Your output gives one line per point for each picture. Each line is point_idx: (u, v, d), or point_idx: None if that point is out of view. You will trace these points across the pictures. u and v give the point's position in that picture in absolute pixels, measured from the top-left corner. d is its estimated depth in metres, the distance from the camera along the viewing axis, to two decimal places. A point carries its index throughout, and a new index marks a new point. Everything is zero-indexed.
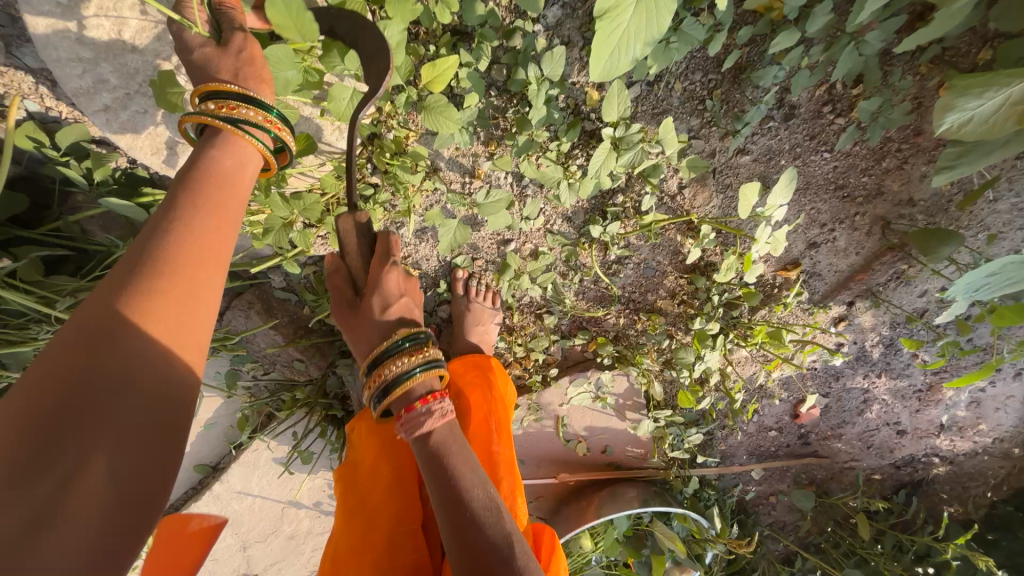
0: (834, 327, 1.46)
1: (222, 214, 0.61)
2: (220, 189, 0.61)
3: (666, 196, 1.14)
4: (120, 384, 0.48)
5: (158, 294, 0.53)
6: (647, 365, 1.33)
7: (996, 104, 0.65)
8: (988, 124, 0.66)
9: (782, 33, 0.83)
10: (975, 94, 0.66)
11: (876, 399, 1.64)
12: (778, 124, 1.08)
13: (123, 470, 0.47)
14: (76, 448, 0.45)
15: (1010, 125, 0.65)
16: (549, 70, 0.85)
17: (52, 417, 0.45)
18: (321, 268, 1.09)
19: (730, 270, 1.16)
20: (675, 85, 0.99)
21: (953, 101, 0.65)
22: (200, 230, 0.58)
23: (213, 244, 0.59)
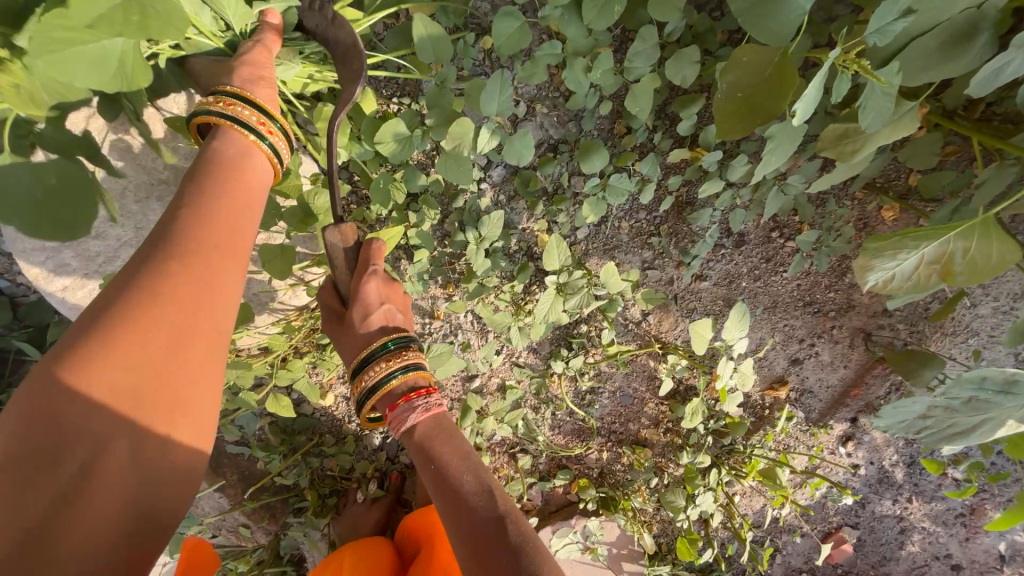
0: (843, 448, 1.33)
1: (231, 206, 0.60)
2: (226, 193, 0.60)
3: (631, 324, 1.12)
4: (146, 412, 0.53)
5: (159, 321, 0.53)
6: (639, 507, 1.19)
7: (914, 262, 0.63)
8: (915, 282, 0.63)
9: (707, 182, 0.89)
10: (888, 253, 0.63)
11: (915, 528, 1.43)
12: (730, 250, 1.11)
13: (140, 452, 0.53)
14: (113, 441, 0.51)
15: (936, 281, 0.63)
16: (486, 231, 0.88)
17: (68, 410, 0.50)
18: (279, 419, 1.06)
19: (696, 414, 1.10)
20: (622, 223, 1.04)
21: (872, 262, 0.62)
22: (211, 210, 0.59)
23: (228, 226, 0.60)
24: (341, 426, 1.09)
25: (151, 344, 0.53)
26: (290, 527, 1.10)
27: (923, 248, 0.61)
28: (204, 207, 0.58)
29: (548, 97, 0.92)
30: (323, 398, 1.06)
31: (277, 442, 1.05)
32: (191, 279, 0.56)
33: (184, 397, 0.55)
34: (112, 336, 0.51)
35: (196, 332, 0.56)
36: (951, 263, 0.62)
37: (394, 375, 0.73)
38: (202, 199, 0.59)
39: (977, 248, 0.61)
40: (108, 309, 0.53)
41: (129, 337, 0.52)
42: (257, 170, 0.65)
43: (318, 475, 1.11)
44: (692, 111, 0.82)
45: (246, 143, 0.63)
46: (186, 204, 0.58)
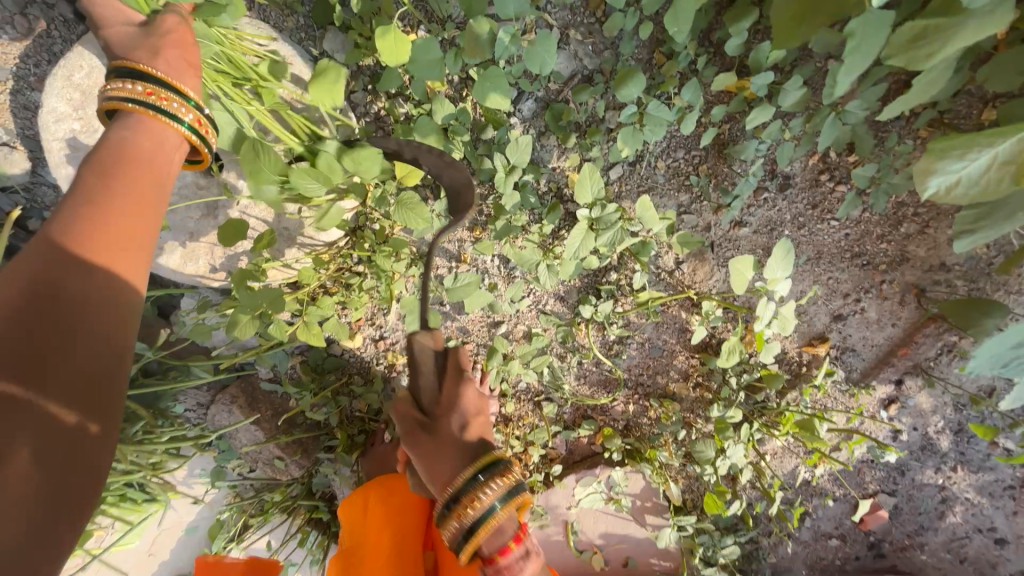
0: (885, 411, 1.27)
1: (139, 198, 0.63)
2: (136, 171, 0.63)
3: (664, 272, 1.08)
4: (77, 419, 0.54)
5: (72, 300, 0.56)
6: (664, 460, 1.17)
7: (985, 163, 0.57)
8: (982, 185, 0.57)
9: (755, 109, 0.82)
10: (956, 153, 0.57)
11: (958, 499, 1.37)
12: (774, 194, 1.04)
13: (47, 459, 0.51)
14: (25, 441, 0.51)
15: (1007, 184, 0.56)
16: (515, 158, 0.85)
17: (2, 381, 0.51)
18: (308, 358, 1.08)
19: (733, 353, 1.05)
20: (658, 163, 0.98)
21: (932, 164, 0.58)
22: (108, 203, 0.61)
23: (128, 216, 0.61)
24: (369, 367, 1.11)
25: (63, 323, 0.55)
26: (321, 463, 1.14)
27: (998, 146, 0.55)
28: (114, 193, 0.61)
29: (583, 22, 0.87)
30: (352, 338, 1.08)
31: (306, 380, 1.07)
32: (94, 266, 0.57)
33: (94, 371, 0.56)
34: (48, 292, 0.55)
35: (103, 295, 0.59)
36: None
37: (498, 505, 0.75)
38: (102, 192, 0.60)
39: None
40: (38, 286, 0.55)
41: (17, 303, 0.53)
42: (171, 155, 0.67)
43: (347, 415, 1.14)
44: (742, 27, 0.75)
45: (146, 119, 0.65)
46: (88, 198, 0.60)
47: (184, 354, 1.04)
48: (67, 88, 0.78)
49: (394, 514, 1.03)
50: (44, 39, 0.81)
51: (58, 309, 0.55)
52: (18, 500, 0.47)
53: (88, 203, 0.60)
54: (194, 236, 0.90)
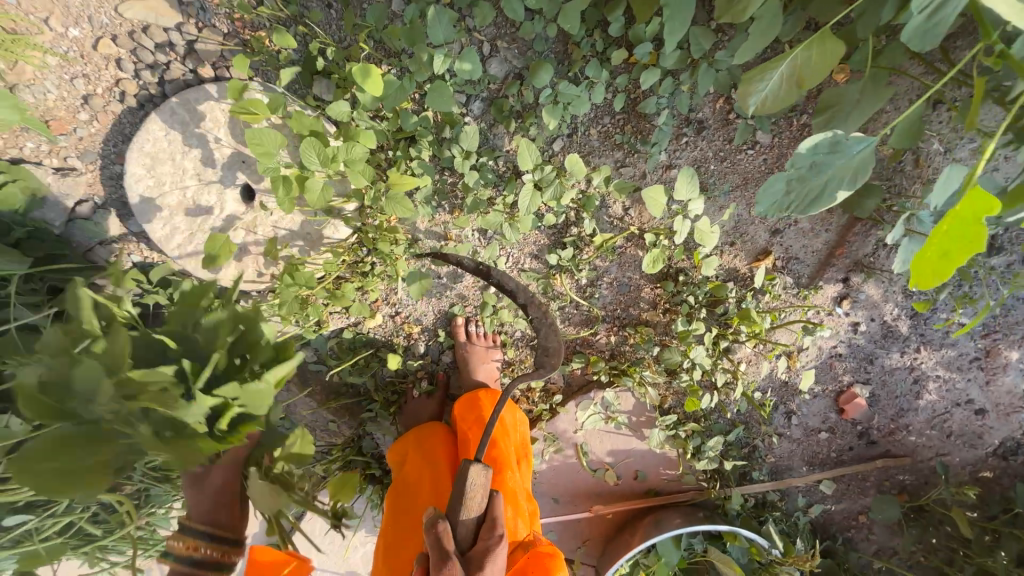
0: (840, 307, 1.44)
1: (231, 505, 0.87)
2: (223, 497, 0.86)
3: (615, 219, 1.30)
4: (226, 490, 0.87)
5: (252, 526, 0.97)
6: (648, 377, 1.38)
7: (779, 80, 0.84)
8: (781, 95, 0.84)
9: (647, 73, 1.04)
10: (760, 78, 0.84)
11: (929, 377, 1.52)
12: (693, 137, 1.25)
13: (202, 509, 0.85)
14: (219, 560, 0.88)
15: (797, 87, 0.82)
16: (467, 145, 1.10)
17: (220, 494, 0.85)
18: (342, 338, 1.33)
19: (657, 261, 1.23)
20: (590, 130, 1.21)
21: (748, 86, 0.85)
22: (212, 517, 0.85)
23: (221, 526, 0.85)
24: (391, 338, 1.37)
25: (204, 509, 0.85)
26: (367, 423, 1.40)
27: (779, 67, 0.82)
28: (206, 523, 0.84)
29: (506, 33, 1.11)
30: (374, 317, 1.33)
31: (344, 355, 1.34)
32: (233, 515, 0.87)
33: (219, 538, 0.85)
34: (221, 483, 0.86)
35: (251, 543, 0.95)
36: (802, 73, 0.81)
37: None
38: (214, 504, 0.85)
39: (816, 54, 0.80)
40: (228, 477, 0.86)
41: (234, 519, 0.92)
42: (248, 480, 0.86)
43: (380, 381, 1.40)
44: (620, 12, 0.97)
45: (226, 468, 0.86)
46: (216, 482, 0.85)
47: None
48: (140, 157, 1.07)
49: (426, 455, 1.25)
50: (117, 125, 1.09)
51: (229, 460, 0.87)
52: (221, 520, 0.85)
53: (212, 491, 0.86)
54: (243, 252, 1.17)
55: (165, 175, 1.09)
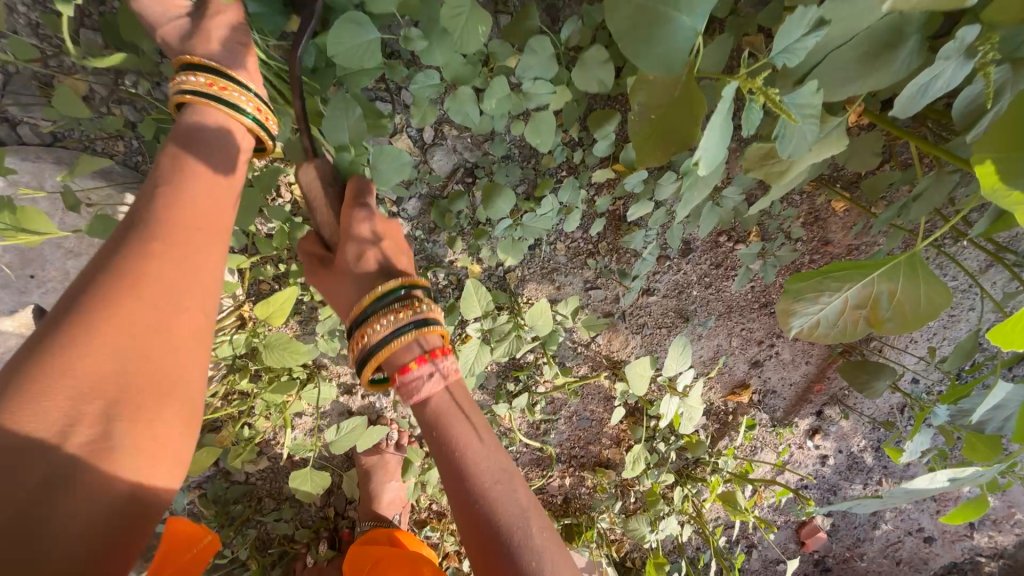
0: (811, 441, 1.31)
1: (162, 353, 0.50)
2: (194, 265, 0.54)
3: (580, 346, 1.06)
4: (152, 397, 0.48)
5: (176, 236, 0.53)
6: (605, 527, 1.16)
7: (837, 307, 0.52)
8: (838, 327, 0.53)
9: (635, 204, 0.80)
10: (810, 295, 0.52)
11: (887, 508, 1.43)
12: (677, 260, 1.03)
13: (128, 462, 0.46)
14: (85, 410, 0.45)
15: (865, 328, 0.52)
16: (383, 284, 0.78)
17: (119, 339, 0.48)
18: (208, 491, 0.97)
19: (638, 461, 1.03)
20: (556, 245, 0.96)
21: (787, 307, 0.52)
22: (118, 365, 0.47)
23: (172, 373, 0.50)
24: (280, 487, 1.02)
25: (178, 285, 0.52)
26: None
27: (846, 292, 0.50)
28: (141, 312, 0.49)
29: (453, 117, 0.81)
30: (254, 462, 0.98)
31: (207, 514, 0.98)
32: (156, 351, 0.49)
33: (74, 469, 0.43)
34: (140, 253, 0.51)
35: (196, 278, 0.54)
36: (877, 308, 0.51)
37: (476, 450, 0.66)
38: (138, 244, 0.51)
39: (906, 291, 0.50)
40: (127, 266, 0.50)
41: (178, 180, 0.55)
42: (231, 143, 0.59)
43: (261, 543, 1.04)
44: (607, 130, 0.73)
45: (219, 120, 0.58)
46: (155, 221, 0.53)
47: None
48: None
49: None
50: None
51: (138, 268, 0.50)
52: (87, 463, 0.44)
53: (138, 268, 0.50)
54: None
55: None
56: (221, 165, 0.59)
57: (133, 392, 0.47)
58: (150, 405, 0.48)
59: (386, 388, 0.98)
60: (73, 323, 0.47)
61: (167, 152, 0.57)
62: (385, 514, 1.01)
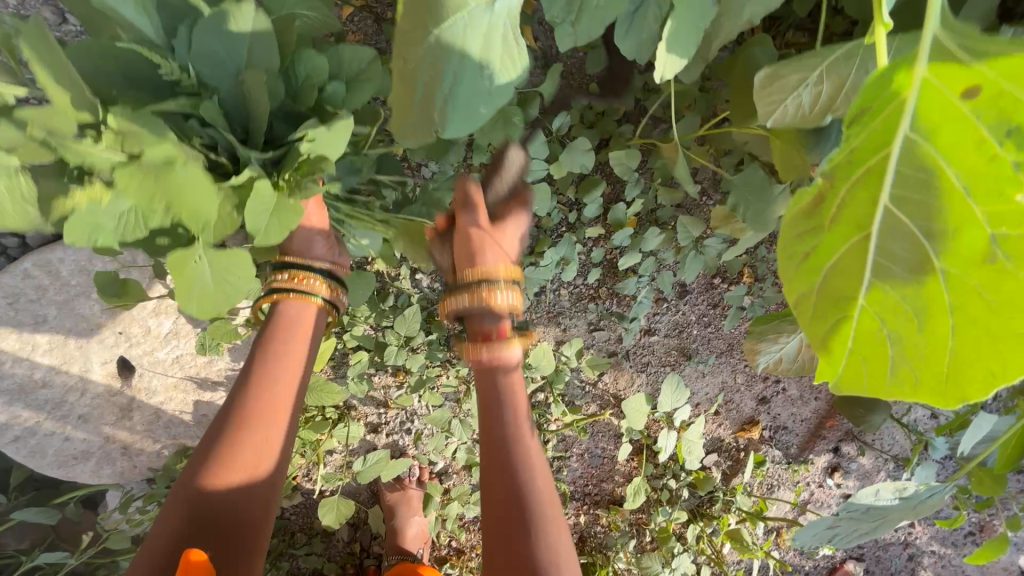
0: (831, 479, 1.29)
1: (265, 479, 0.70)
2: (280, 406, 0.72)
3: (588, 384, 1.13)
4: (241, 520, 0.67)
5: (265, 413, 0.71)
6: (620, 567, 1.18)
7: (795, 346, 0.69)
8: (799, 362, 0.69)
9: (625, 254, 0.91)
10: (772, 334, 0.68)
11: (924, 553, 1.37)
12: (674, 301, 1.11)
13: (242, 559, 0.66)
14: (203, 546, 0.64)
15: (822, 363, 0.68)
16: (404, 331, 0.90)
17: (226, 475, 0.67)
18: None
19: (638, 495, 1.12)
20: (561, 291, 1.06)
21: (755, 343, 0.68)
22: (238, 485, 0.67)
23: (264, 493, 0.69)
24: (312, 522, 1.10)
25: (269, 428, 0.71)
26: None
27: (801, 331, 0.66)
28: (248, 441, 0.69)
29: None
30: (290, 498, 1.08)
31: None
32: (253, 473, 0.69)
33: (220, 558, 0.64)
34: (243, 412, 0.70)
35: (285, 416, 0.73)
36: None
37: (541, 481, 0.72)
38: (248, 398, 0.71)
39: None
40: (238, 422, 0.70)
41: (279, 343, 0.74)
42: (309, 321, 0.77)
43: None
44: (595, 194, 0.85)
45: (297, 299, 0.75)
46: (259, 373, 0.73)
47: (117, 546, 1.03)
48: None
49: None
50: None
51: (242, 422, 0.70)
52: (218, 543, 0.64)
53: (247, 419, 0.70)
54: (113, 435, 0.93)
55: (14, 351, 0.86)
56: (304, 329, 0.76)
57: (248, 509, 0.68)
58: (250, 527, 0.67)
59: (408, 427, 1.06)
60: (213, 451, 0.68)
61: (262, 333, 0.75)
62: (409, 548, 1.07)
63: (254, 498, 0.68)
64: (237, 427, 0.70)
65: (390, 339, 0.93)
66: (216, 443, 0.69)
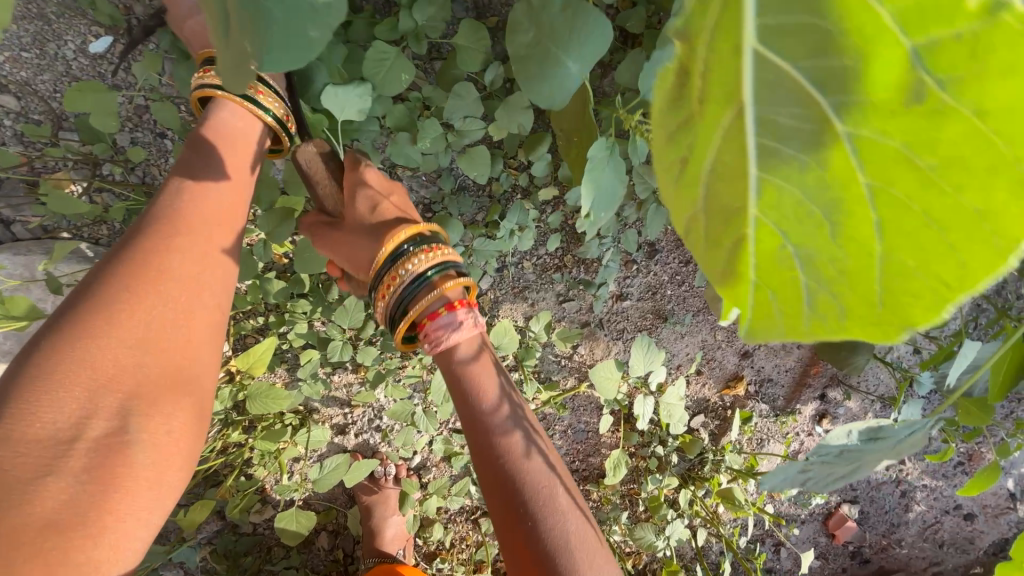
0: (820, 426, 1.27)
1: (193, 329, 0.56)
2: (217, 229, 0.61)
3: (563, 359, 1.08)
4: (171, 365, 0.53)
5: (194, 219, 0.60)
6: (616, 540, 1.15)
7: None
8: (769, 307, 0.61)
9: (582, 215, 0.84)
10: None
11: (916, 488, 1.37)
12: (644, 262, 1.05)
13: (172, 414, 0.52)
14: (102, 401, 0.48)
15: None
16: (348, 322, 0.82)
17: (146, 302, 0.54)
18: (219, 544, 1.00)
19: (619, 468, 1.05)
20: (523, 263, 0.99)
21: None
22: (161, 315, 0.54)
23: (188, 337, 0.56)
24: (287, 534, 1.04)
25: (202, 251, 0.59)
26: None
27: None
28: (176, 268, 0.56)
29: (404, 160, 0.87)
30: (259, 513, 1.01)
31: (219, 569, 1.01)
32: (182, 307, 0.56)
33: (147, 395, 0.51)
34: (160, 234, 0.57)
35: (220, 250, 0.61)
36: None
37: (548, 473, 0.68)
38: (163, 219, 0.58)
39: None
40: (152, 250, 0.56)
41: (211, 159, 0.63)
42: (253, 134, 0.66)
43: None
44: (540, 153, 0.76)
45: (239, 108, 0.65)
46: (183, 187, 0.60)
47: None
48: None
49: None
50: None
51: (157, 253, 0.56)
52: (138, 385, 0.51)
53: (166, 244, 0.57)
54: None
55: None
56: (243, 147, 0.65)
57: (171, 350, 0.54)
58: (175, 377, 0.53)
59: (377, 425, 1.00)
60: (122, 274, 0.54)
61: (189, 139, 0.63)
62: (388, 549, 1.02)
63: (186, 334, 0.55)
64: (156, 247, 0.56)
65: (336, 334, 0.85)
66: (124, 268, 0.55)
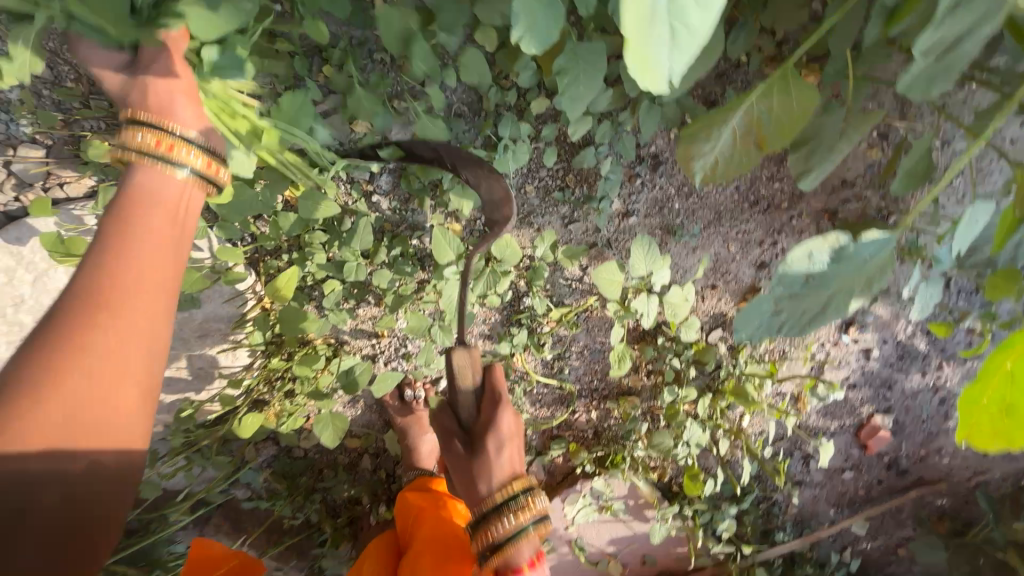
0: (847, 336, 1.25)
1: (98, 405, 0.53)
2: (143, 285, 0.56)
3: (573, 281, 1.10)
4: (82, 434, 0.53)
5: (112, 291, 0.55)
6: (639, 453, 1.19)
7: (729, 139, 0.58)
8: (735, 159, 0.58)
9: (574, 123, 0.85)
10: (703, 134, 0.58)
11: (957, 394, 1.33)
12: (649, 176, 1.04)
13: (83, 500, 0.53)
14: (23, 464, 0.50)
15: (755, 151, 0.58)
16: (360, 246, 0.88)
17: (56, 384, 0.51)
18: (276, 466, 1.13)
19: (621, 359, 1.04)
20: (525, 187, 1.01)
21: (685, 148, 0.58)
22: (68, 401, 0.51)
23: (114, 416, 0.54)
24: (334, 457, 1.15)
25: (116, 328, 0.54)
26: (320, 560, 1.16)
27: (731, 120, 0.56)
28: (92, 347, 0.53)
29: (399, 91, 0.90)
30: (307, 438, 1.12)
31: (279, 488, 1.13)
32: (95, 390, 0.53)
33: (60, 487, 0.51)
34: (78, 304, 0.54)
35: (160, 299, 0.58)
36: (761, 129, 0.56)
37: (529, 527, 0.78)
38: (78, 287, 0.55)
39: (777, 106, 0.56)
40: (63, 329, 0.53)
41: (135, 218, 0.58)
42: (190, 200, 0.62)
43: (330, 508, 1.17)
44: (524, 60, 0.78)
45: (157, 169, 0.60)
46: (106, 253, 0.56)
47: (162, 503, 1.11)
48: None
49: None
50: None
51: (71, 330, 0.53)
52: (44, 477, 0.51)
53: (68, 318, 0.54)
54: None
55: None
56: (170, 209, 0.60)
57: (93, 425, 0.53)
58: (77, 474, 0.52)
59: (402, 352, 1.07)
60: (42, 349, 0.53)
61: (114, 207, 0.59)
62: (424, 464, 1.11)
63: (107, 422, 0.54)
64: (68, 323, 0.53)
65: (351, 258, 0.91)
66: (41, 341, 0.53)
